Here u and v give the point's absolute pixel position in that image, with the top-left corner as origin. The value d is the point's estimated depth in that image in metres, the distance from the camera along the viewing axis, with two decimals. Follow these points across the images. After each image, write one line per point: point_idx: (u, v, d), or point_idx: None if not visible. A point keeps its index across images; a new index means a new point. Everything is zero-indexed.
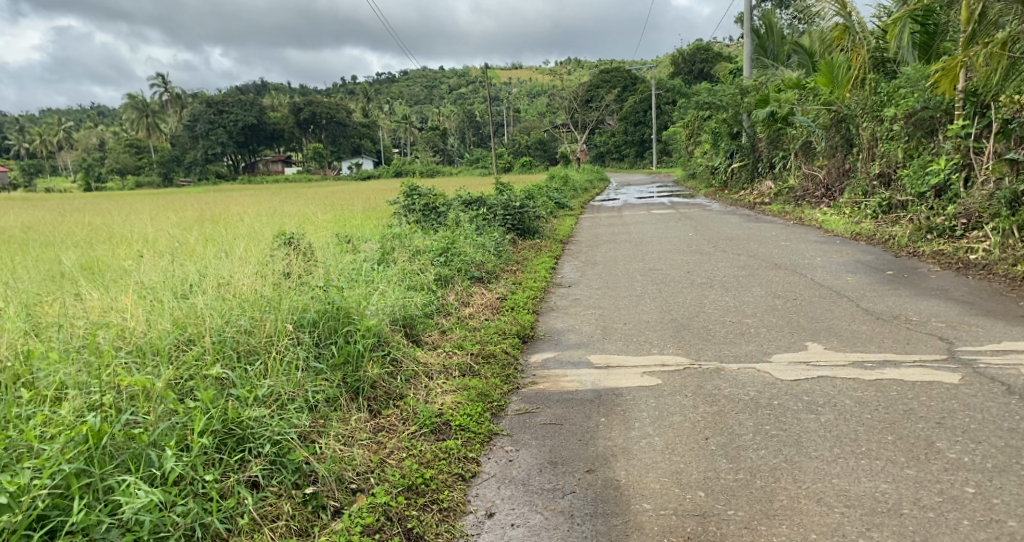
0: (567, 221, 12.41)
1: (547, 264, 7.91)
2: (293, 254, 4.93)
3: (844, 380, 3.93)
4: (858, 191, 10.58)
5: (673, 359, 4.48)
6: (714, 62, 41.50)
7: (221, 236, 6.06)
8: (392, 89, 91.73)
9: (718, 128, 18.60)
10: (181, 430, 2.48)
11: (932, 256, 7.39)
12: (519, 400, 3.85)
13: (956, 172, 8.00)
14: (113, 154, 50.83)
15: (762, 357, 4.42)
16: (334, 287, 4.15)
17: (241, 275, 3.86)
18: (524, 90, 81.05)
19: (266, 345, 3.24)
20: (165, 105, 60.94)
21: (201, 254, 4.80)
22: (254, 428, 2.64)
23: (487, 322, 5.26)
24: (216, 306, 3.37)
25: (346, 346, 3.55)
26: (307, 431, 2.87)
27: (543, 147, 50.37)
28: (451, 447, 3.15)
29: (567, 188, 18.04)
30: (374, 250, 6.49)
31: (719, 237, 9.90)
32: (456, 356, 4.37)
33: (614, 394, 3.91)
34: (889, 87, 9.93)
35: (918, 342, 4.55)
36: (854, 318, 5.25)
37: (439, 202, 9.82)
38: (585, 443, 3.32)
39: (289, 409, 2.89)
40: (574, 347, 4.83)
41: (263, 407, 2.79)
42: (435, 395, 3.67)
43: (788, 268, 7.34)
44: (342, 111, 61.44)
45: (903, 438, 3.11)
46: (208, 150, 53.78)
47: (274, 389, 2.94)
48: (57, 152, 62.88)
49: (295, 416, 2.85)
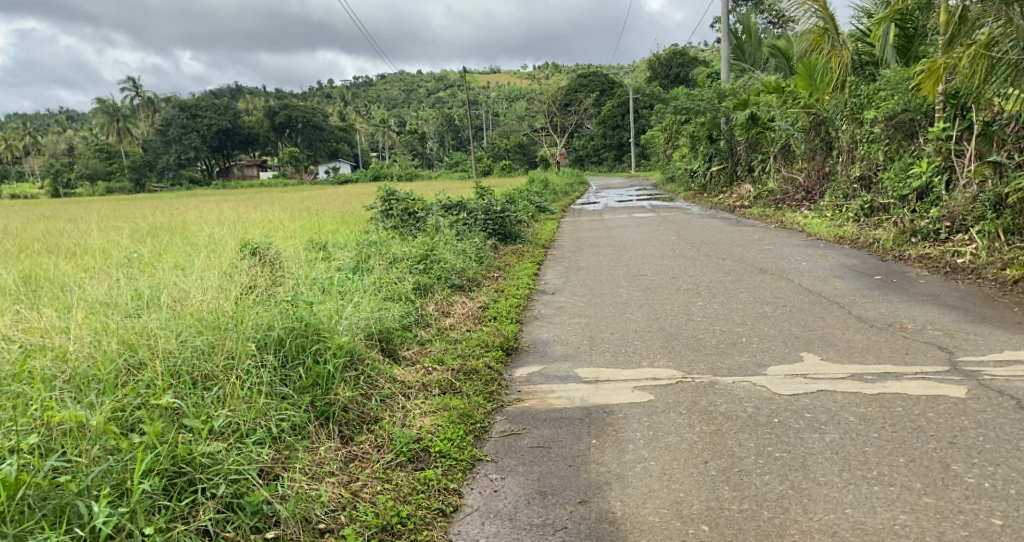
0: (548, 225, 12.19)
1: (530, 271, 7.67)
2: (260, 267, 4.63)
3: (846, 394, 3.73)
4: (839, 193, 10.49)
5: (665, 372, 4.25)
6: (691, 66, 41.56)
7: (183, 246, 5.75)
8: (369, 93, 90.98)
9: (696, 131, 18.51)
10: (120, 473, 2.20)
11: (919, 259, 7.26)
12: (503, 421, 3.59)
13: (938, 174, 7.90)
14: (82, 159, 49.86)
15: (757, 369, 4.21)
16: (303, 300, 3.86)
17: (201, 290, 3.56)
18: (501, 94, 80.88)
19: (227, 368, 2.95)
20: (136, 108, 59.98)
21: (161, 266, 4.49)
22: (208, 466, 2.36)
23: (469, 333, 4.99)
24: (171, 324, 3.08)
25: (315, 366, 3.26)
26: (269, 465, 2.59)
27: (522, 150, 50.28)
28: (430, 478, 2.87)
29: (547, 191, 17.83)
30: (349, 258, 6.21)
31: (703, 241, 9.74)
32: (435, 372, 4.10)
33: (605, 412, 3.67)
34: (869, 88, 9.72)
35: (917, 352, 4.38)
36: (847, 326, 5.07)
37: (417, 207, 9.54)
38: (576, 469, 3.08)
39: (248, 442, 2.60)
40: (560, 360, 4.58)
41: (218, 440, 2.51)
42: (414, 417, 3.40)
43: (775, 273, 7.17)
44: (318, 115, 60.69)
45: (915, 460, 2.93)
46: (181, 154, 52.95)
47: (231, 420, 2.65)
48: (25, 157, 61.47)
49: (255, 450, 2.56)
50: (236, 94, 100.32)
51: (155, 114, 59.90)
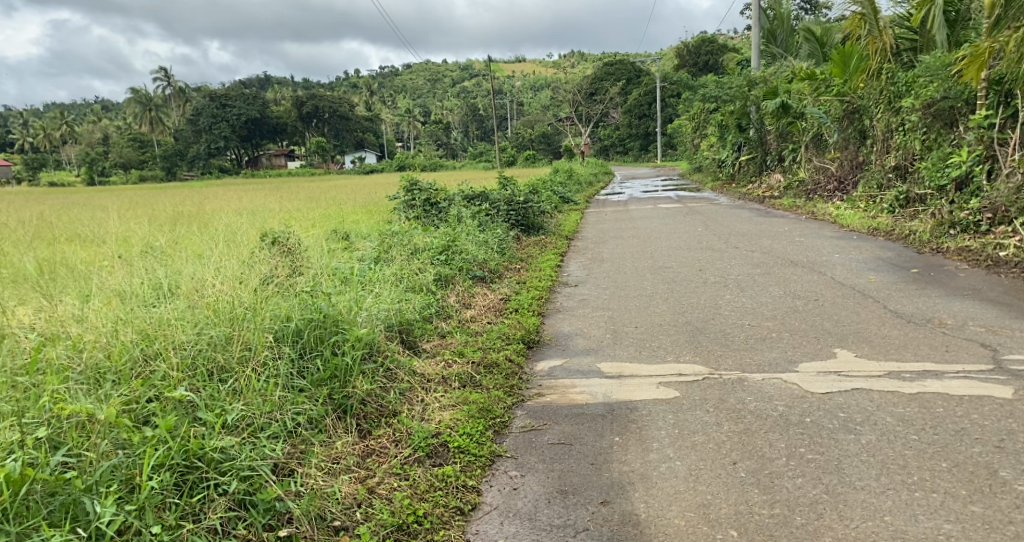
0: (572, 216, 12.07)
1: (553, 262, 7.55)
2: (279, 256, 4.59)
3: (883, 393, 3.57)
4: (873, 184, 10.15)
5: (691, 367, 4.12)
6: (720, 54, 40.78)
7: (203, 236, 5.73)
8: (394, 83, 91.15)
9: (725, 120, 18.13)
10: (129, 468, 2.15)
11: (958, 252, 6.99)
12: (524, 416, 3.50)
13: (978, 164, 7.59)
14: (115, 148, 50.99)
15: (787, 366, 4.05)
16: (321, 290, 3.80)
17: (219, 279, 3.50)
18: (526, 84, 80.40)
19: (243, 359, 2.89)
20: (168, 98, 60.97)
21: (180, 255, 4.48)
22: (219, 461, 2.30)
23: (490, 326, 4.90)
24: (188, 315, 3.03)
25: (334, 359, 3.17)
26: (283, 461, 2.52)
27: (547, 141, 49.99)
28: (448, 475, 2.80)
29: (571, 182, 17.66)
30: (371, 249, 6.17)
31: (730, 232, 9.53)
32: (455, 365, 4.03)
33: (628, 409, 3.56)
34: (907, 76, 9.43)
35: (958, 350, 4.19)
36: (883, 321, 4.88)
37: (440, 197, 9.47)
38: (598, 467, 2.98)
39: (261, 437, 2.54)
40: (582, 354, 4.47)
41: (232, 435, 2.45)
42: (433, 411, 3.33)
43: (806, 266, 6.96)
44: (344, 105, 60.99)
45: (959, 466, 2.79)
46: (211, 144, 53.67)
47: (245, 414, 2.59)
48: (61, 146, 62.83)
49: (269, 445, 2.50)
50: (265, 84, 101.35)
51: (186, 104, 60.83)
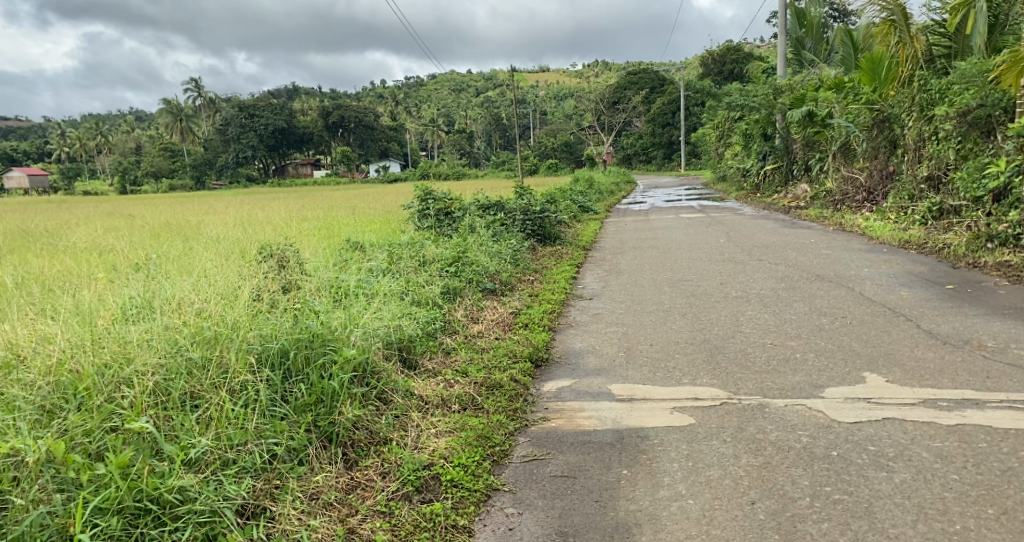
0: (591, 226, 11.80)
1: (568, 274, 7.32)
2: (275, 269, 4.41)
3: (917, 424, 3.27)
4: (903, 194, 9.73)
5: (708, 391, 3.85)
6: (746, 62, 40.27)
7: (203, 248, 5.59)
8: (419, 94, 91.85)
9: (750, 128, 17.76)
10: (66, 516, 2.02)
11: (996, 267, 6.62)
12: (527, 444, 3.26)
13: (1017, 175, 7.07)
14: (146, 158, 51.94)
15: (812, 392, 3.76)
16: (311, 308, 3.61)
17: (205, 296, 3.33)
18: (550, 93, 80.46)
19: (219, 384, 2.71)
20: (198, 109, 62.13)
21: (176, 269, 4.34)
22: (173, 503, 2.15)
23: (497, 342, 4.67)
24: (164, 334, 2.86)
25: (320, 382, 2.96)
26: (249, 503, 2.34)
27: (569, 150, 49.76)
28: (437, 513, 2.57)
29: (591, 191, 17.37)
30: (379, 261, 5.98)
31: (754, 244, 9.20)
32: (456, 386, 3.80)
33: (638, 437, 3.30)
34: (941, 83, 9.08)
35: (1001, 377, 3.86)
36: (916, 342, 4.57)
37: (455, 207, 9.28)
38: (603, 505, 2.72)
39: (228, 477, 2.36)
40: (593, 374, 4.21)
41: (192, 473, 2.28)
42: (427, 438, 3.10)
43: (833, 281, 6.63)
44: (370, 115, 61.37)
45: (1008, 513, 2.49)
46: (239, 153, 54.31)
47: (211, 449, 2.41)
48: (95, 156, 64.11)
49: (234, 485, 2.32)
50: (292, 94, 102.58)
51: (215, 114, 61.79)
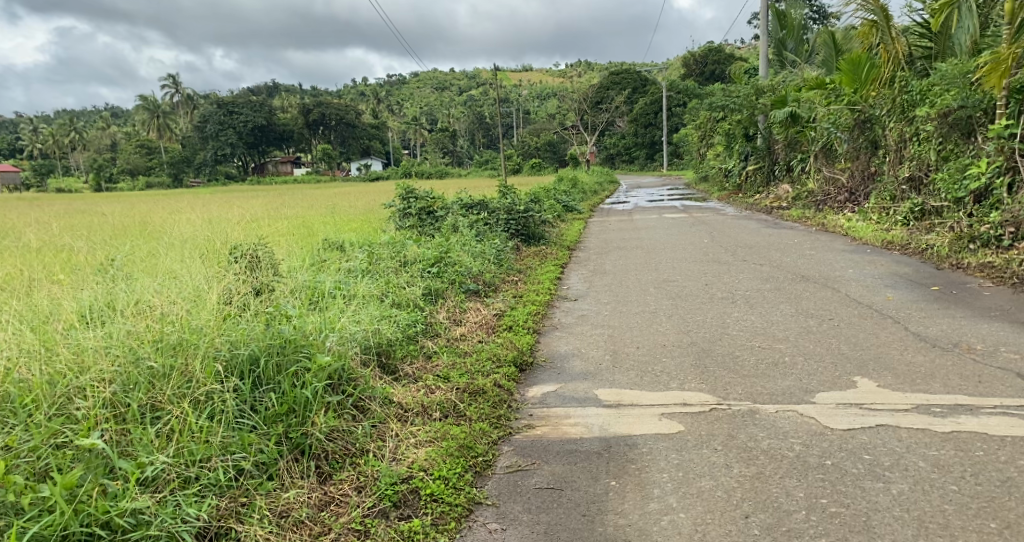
0: (575, 226, 11.69)
1: (552, 275, 7.18)
2: (248, 270, 4.24)
3: (911, 431, 3.18)
4: (885, 195, 9.74)
5: (697, 396, 3.73)
6: (727, 63, 40.48)
7: (176, 247, 5.39)
8: (401, 91, 91.30)
9: (732, 129, 17.77)
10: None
11: (980, 268, 6.58)
12: (511, 453, 3.11)
13: (999, 176, 7.15)
14: (123, 155, 51.05)
15: (804, 397, 3.66)
16: (284, 312, 3.44)
17: (172, 298, 3.18)
18: (533, 92, 80.36)
19: (182, 395, 2.56)
20: (176, 105, 61.25)
21: (143, 271, 4.15)
22: (124, 530, 2.06)
23: (480, 345, 4.53)
24: (125, 340, 2.71)
25: (292, 391, 2.80)
26: (209, 525, 2.23)
27: (552, 149, 49.67)
28: (415, 531, 2.43)
29: (575, 190, 17.27)
30: (359, 261, 5.81)
31: (738, 244, 9.14)
32: (438, 392, 3.65)
33: (626, 445, 3.18)
34: (921, 84, 9.07)
35: (993, 381, 3.79)
36: (905, 345, 4.50)
37: (437, 206, 9.12)
38: (590, 520, 2.59)
39: (188, 499, 2.23)
40: (579, 379, 4.08)
41: (147, 495, 2.17)
42: (407, 449, 2.95)
43: (818, 282, 6.57)
44: (352, 112, 60.78)
45: (1011, 527, 2.41)
46: (218, 150, 53.55)
47: (169, 468, 2.29)
48: (70, 153, 62.94)
49: (193, 506, 2.21)
50: (273, 92, 101.44)
51: (193, 111, 60.93)
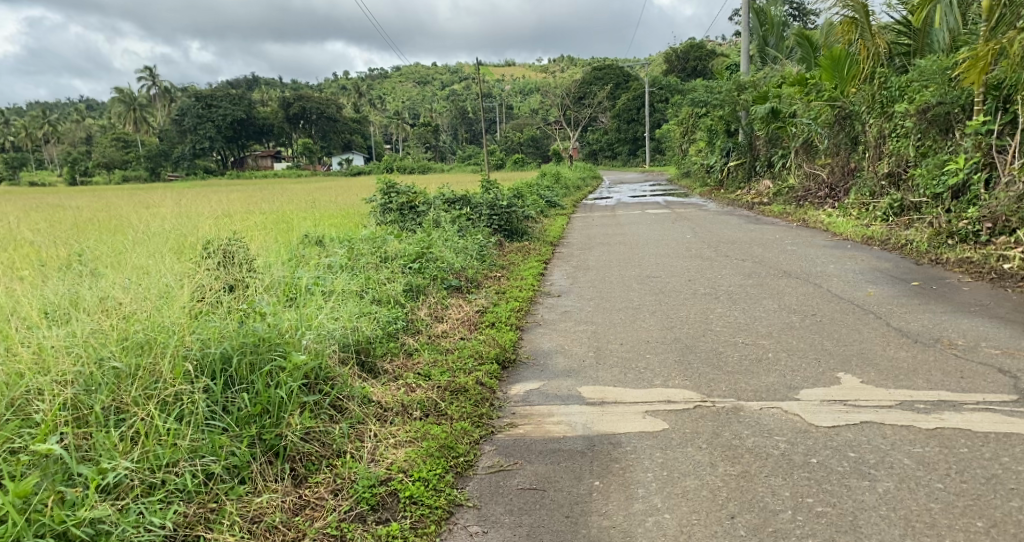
0: (558, 221, 11.63)
1: (535, 270, 7.12)
2: (221, 266, 4.13)
3: (895, 428, 3.16)
4: (865, 191, 9.79)
5: (680, 393, 3.69)
6: (709, 59, 40.66)
7: (149, 243, 5.24)
8: (383, 86, 90.63)
9: (714, 125, 17.81)
10: None
11: (959, 263, 6.61)
12: (492, 453, 3.04)
13: (976, 172, 7.26)
14: (98, 149, 50.14)
15: (787, 394, 3.63)
16: (258, 310, 3.34)
17: (140, 296, 3.06)
18: (516, 87, 80.16)
19: (148, 396, 2.46)
20: (154, 98, 60.41)
21: (111, 267, 4.01)
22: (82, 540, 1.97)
23: (462, 342, 4.44)
24: (89, 340, 2.61)
25: (266, 391, 2.71)
26: (174, 533, 2.14)
27: (535, 144, 49.60)
28: (393, 535, 2.35)
29: (558, 186, 17.20)
30: (338, 257, 5.71)
31: (721, 240, 9.13)
32: (419, 391, 3.57)
33: (610, 444, 3.12)
34: (900, 80, 9.12)
35: (975, 377, 3.79)
36: (887, 341, 4.49)
37: (419, 200, 9.01)
38: (573, 522, 2.53)
39: (152, 506, 2.15)
40: (562, 376, 4.02)
41: (107, 505, 2.08)
42: (385, 449, 2.86)
43: (800, 277, 6.56)
44: (333, 106, 60.18)
45: (998, 526, 2.39)
46: (196, 144, 52.72)
47: (133, 474, 2.20)
48: (44, 146, 61.70)
49: (156, 514, 2.11)
50: (253, 86, 100.27)
51: (171, 105, 60.04)
